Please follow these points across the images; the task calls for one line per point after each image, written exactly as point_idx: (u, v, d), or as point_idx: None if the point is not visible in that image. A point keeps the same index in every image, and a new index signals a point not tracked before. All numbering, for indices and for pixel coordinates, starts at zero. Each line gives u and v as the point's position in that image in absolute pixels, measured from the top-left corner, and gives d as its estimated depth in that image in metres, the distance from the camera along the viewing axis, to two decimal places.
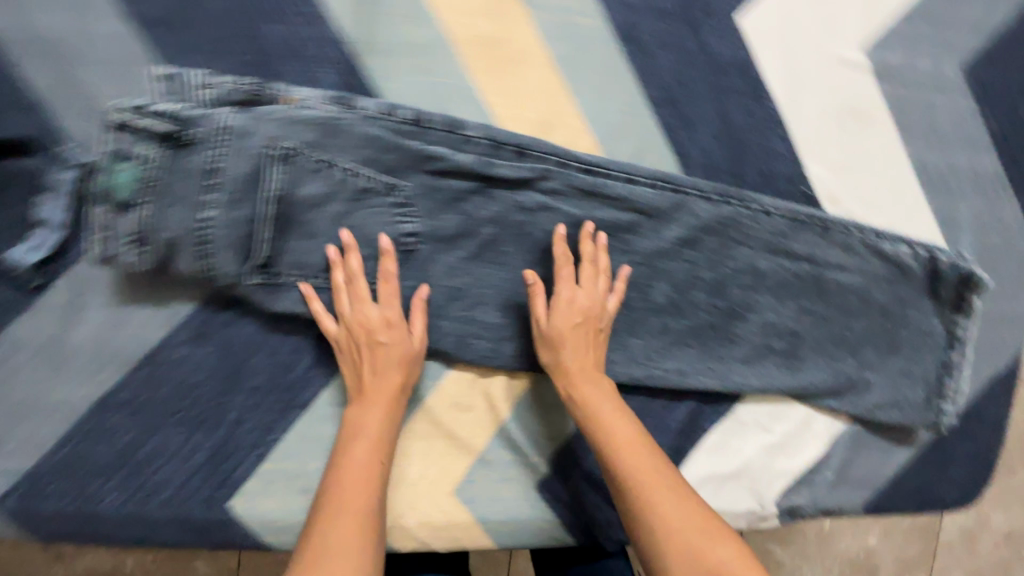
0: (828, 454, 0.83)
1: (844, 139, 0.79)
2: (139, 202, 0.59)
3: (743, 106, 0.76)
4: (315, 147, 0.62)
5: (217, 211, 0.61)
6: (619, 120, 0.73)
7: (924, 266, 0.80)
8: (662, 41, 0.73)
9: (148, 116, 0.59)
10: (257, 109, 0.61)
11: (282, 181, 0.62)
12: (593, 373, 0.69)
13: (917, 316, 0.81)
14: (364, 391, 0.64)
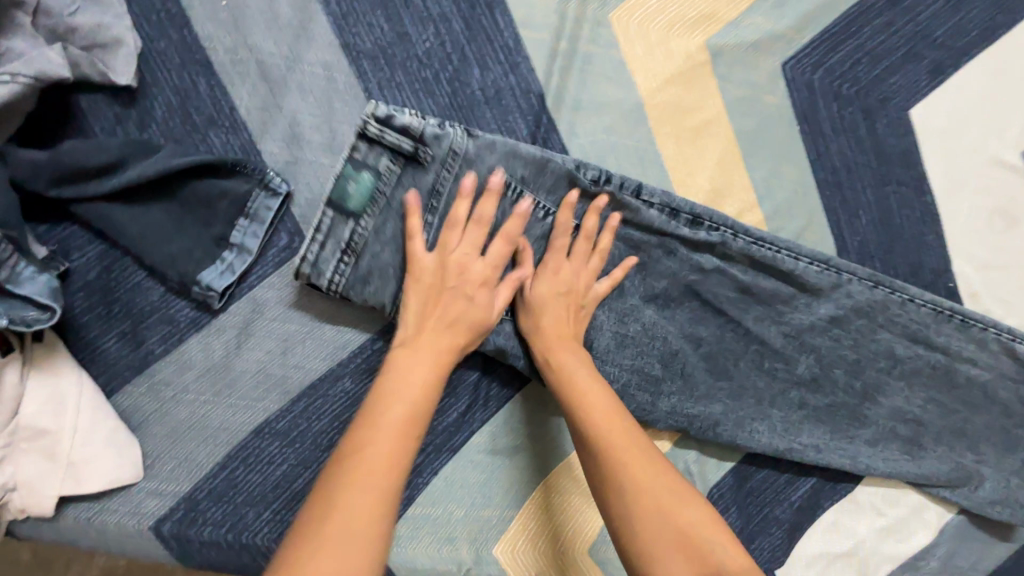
0: (935, 543, 0.84)
1: (991, 237, 0.80)
2: (363, 212, 0.60)
3: (900, 196, 0.77)
4: (525, 183, 0.63)
5: (429, 234, 0.62)
6: (788, 197, 0.74)
7: None
8: (835, 124, 0.74)
9: (389, 131, 0.60)
10: (484, 137, 0.62)
11: (491, 212, 0.63)
12: (573, 342, 0.64)
13: None
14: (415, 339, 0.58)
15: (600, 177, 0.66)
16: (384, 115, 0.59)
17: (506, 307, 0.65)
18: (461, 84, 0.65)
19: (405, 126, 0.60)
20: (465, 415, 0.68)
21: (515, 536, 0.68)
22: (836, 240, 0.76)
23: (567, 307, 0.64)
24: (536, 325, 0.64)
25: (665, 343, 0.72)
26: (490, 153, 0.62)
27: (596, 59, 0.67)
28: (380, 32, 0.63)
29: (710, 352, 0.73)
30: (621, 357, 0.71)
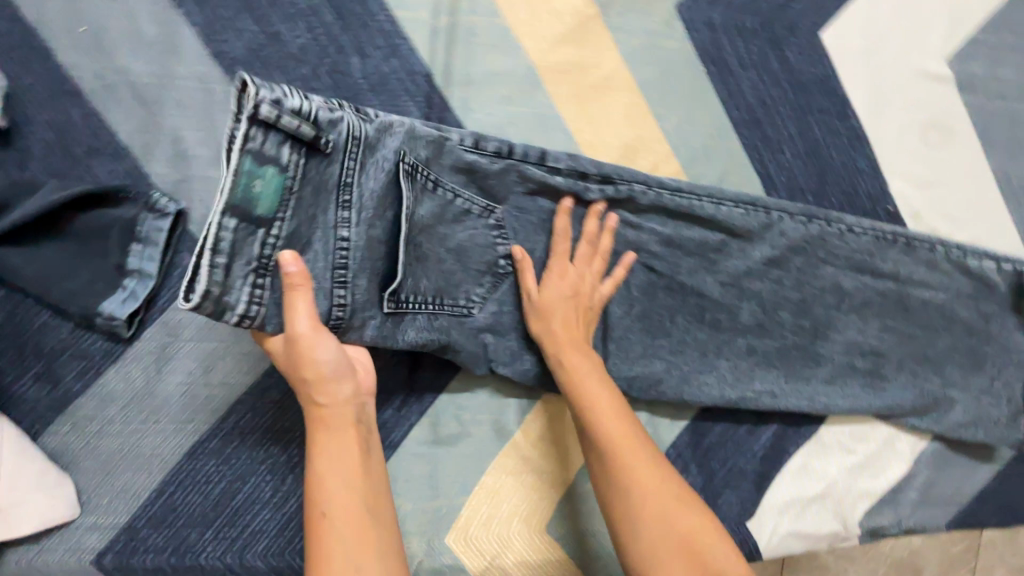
0: (911, 473, 0.82)
1: (928, 154, 0.77)
2: (275, 219, 0.51)
3: (825, 125, 0.74)
4: (428, 166, 0.61)
5: (353, 231, 0.55)
6: (704, 143, 0.72)
7: (1008, 281, 0.78)
8: (744, 60, 0.72)
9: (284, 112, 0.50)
10: (383, 119, 0.57)
11: (409, 199, 0.58)
12: (583, 344, 0.65)
13: (1001, 332, 0.80)
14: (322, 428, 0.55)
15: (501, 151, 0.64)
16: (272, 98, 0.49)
17: (437, 300, 0.62)
18: (342, 76, 0.63)
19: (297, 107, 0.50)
20: (401, 409, 0.68)
21: (466, 525, 0.67)
22: (762, 179, 0.74)
23: (574, 308, 0.66)
24: (551, 333, 0.64)
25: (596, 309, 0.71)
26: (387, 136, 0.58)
27: (480, 30, 0.65)
28: (250, 34, 0.61)
29: (645, 312, 0.72)
30: None
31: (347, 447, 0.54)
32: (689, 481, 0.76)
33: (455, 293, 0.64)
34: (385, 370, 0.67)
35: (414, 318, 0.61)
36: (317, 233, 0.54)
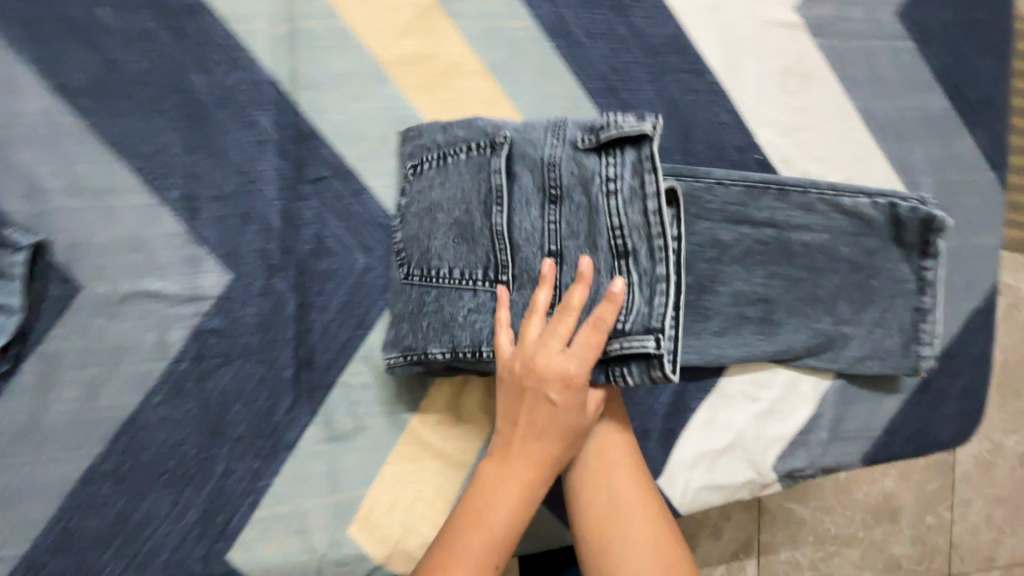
0: (818, 413, 0.84)
1: (790, 100, 0.79)
2: (521, 215, 0.61)
3: (682, 83, 0.76)
4: (458, 154, 0.65)
5: (484, 223, 0.62)
6: (561, 115, 0.73)
7: (886, 215, 0.79)
8: (591, 31, 0.73)
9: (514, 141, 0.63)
10: (475, 125, 0.65)
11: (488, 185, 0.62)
12: (620, 439, 0.68)
13: (886, 266, 0.81)
14: (510, 453, 0.58)
15: (435, 149, 0.66)
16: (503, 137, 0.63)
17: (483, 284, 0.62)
18: (189, 94, 0.65)
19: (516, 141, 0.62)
20: (292, 410, 0.69)
21: (369, 514, 0.69)
22: None
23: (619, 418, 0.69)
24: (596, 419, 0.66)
25: None
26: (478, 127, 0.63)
27: (320, 33, 0.67)
28: (89, 65, 0.63)
29: None
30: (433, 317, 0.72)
31: (513, 484, 0.57)
32: None
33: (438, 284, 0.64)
34: (272, 375, 0.68)
35: (469, 306, 0.62)
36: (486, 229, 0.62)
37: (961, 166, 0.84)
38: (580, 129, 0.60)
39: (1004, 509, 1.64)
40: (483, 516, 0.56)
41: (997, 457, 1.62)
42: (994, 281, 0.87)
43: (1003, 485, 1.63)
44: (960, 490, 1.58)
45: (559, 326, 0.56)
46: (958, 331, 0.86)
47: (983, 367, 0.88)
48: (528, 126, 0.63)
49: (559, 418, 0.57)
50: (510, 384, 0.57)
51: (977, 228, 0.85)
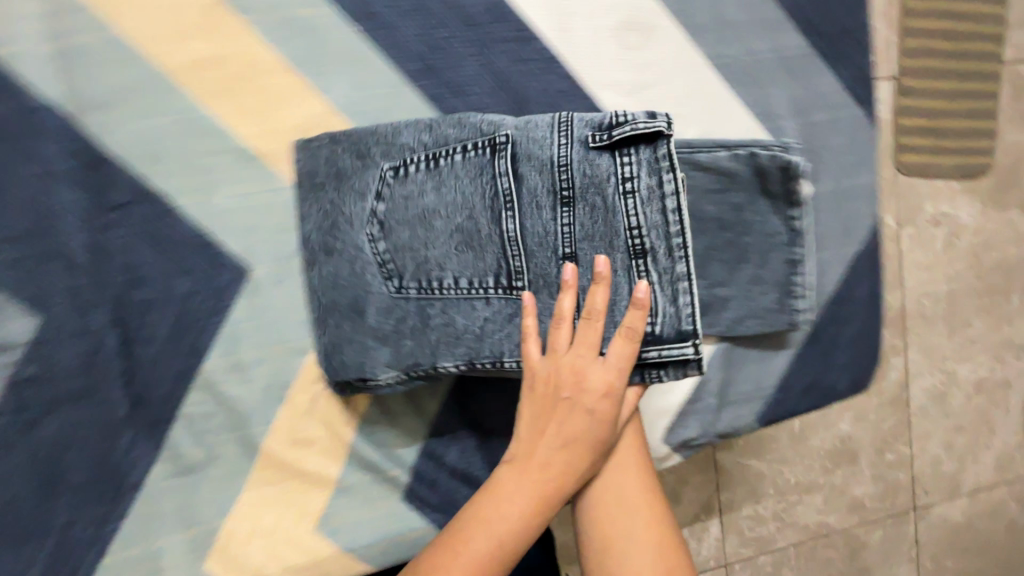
0: (704, 379, 0.81)
1: (631, 57, 0.74)
2: (520, 236, 0.60)
3: (510, 53, 0.71)
4: (450, 163, 0.62)
5: (455, 253, 0.62)
6: (379, 104, 0.68)
7: (748, 165, 0.74)
8: (400, 9, 0.68)
9: (524, 146, 0.60)
10: (436, 130, 0.62)
11: (489, 186, 0.60)
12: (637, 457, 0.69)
13: (756, 220, 0.76)
14: (528, 459, 0.60)
15: (410, 159, 0.63)
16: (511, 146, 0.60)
17: (496, 289, 0.62)
18: None
19: (527, 150, 0.60)
20: (133, 449, 0.66)
21: (226, 543, 0.68)
22: None
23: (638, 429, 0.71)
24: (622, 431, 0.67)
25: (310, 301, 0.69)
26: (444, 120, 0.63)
27: (93, 48, 0.62)
28: None
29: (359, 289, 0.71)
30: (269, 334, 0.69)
31: (521, 492, 0.59)
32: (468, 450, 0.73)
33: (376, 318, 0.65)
34: (103, 415, 0.65)
35: (489, 312, 0.62)
36: (512, 238, 0.60)
37: (826, 106, 0.79)
38: (596, 126, 0.58)
39: (970, 437, 1.56)
40: (468, 530, 0.58)
41: (957, 388, 1.53)
42: (874, 221, 0.84)
43: (965, 415, 1.55)
44: (919, 425, 1.51)
45: (576, 341, 0.58)
46: (845, 277, 0.83)
47: (873, 311, 0.86)
48: (530, 125, 0.61)
49: (587, 432, 0.60)
50: (539, 397, 0.60)
51: (851, 169, 0.81)
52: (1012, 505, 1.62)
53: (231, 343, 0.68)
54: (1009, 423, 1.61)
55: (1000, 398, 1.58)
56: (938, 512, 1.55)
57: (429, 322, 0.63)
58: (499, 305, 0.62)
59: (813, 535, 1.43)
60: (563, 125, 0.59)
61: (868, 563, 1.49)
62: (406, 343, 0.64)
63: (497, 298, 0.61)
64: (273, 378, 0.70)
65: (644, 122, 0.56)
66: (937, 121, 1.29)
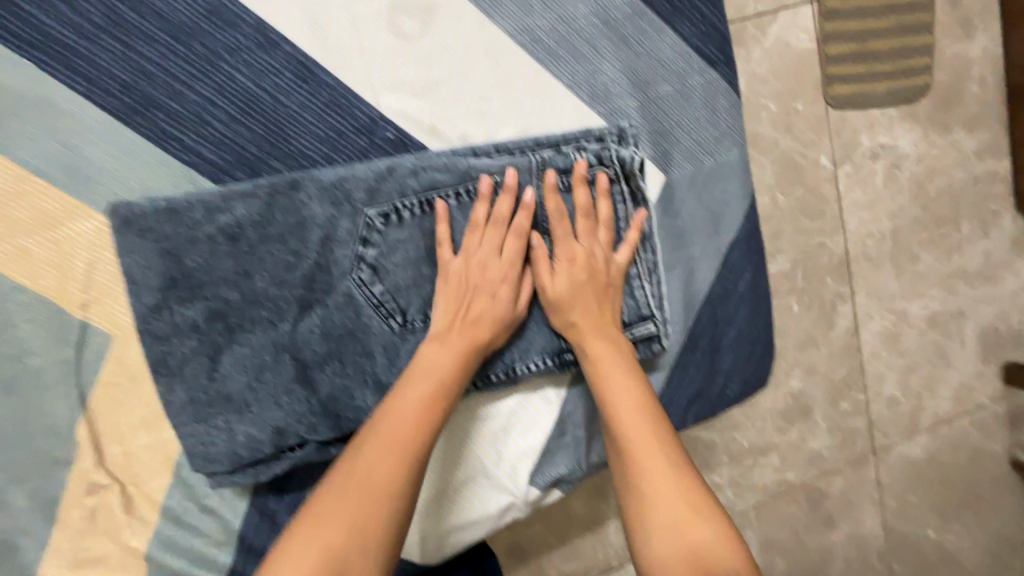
0: (568, 410, 0.71)
1: (412, 47, 0.59)
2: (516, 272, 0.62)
3: (251, 65, 0.56)
4: (502, 195, 0.61)
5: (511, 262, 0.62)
6: (88, 155, 0.54)
7: (562, 169, 0.63)
8: (86, 27, 0.53)
9: (558, 161, 0.63)
10: (433, 159, 0.60)
11: (504, 214, 0.61)
12: (609, 331, 0.63)
13: (584, 233, 0.63)
14: (448, 329, 0.59)
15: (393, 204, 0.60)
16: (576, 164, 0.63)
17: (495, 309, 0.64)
18: None
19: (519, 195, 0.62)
20: None
21: None
22: (200, 169, 0.57)
23: (592, 296, 0.62)
24: (563, 317, 0.63)
25: (59, 403, 0.57)
26: (408, 161, 0.60)
27: None
28: None
29: (120, 380, 0.58)
30: (13, 451, 0.57)
31: (430, 370, 0.57)
32: None
33: (350, 390, 0.60)
34: None
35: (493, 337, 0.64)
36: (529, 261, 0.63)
37: (671, 75, 0.66)
38: (564, 169, 0.62)
39: (925, 375, 1.37)
40: (391, 403, 0.55)
41: (908, 326, 1.34)
42: (749, 203, 0.71)
43: (918, 354, 1.36)
44: (871, 370, 1.33)
45: (503, 238, 0.61)
46: (720, 271, 0.72)
47: (760, 302, 0.74)
48: (512, 168, 0.62)
49: (486, 314, 0.60)
50: (449, 280, 0.60)
51: (712, 145, 0.68)
52: (977, 435, 1.44)
53: None
54: (969, 356, 1.40)
55: (957, 329, 1.38)
56: (899, 451, 1.38)
57: None
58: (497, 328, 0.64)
59: (774, 494, 1.28)
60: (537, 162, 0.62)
61: (830, 511, 1.33)
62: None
63: None
64: (33, 500, 0.58)
65: (602, 165, 0.63)
66: (869, 44, 1.14)
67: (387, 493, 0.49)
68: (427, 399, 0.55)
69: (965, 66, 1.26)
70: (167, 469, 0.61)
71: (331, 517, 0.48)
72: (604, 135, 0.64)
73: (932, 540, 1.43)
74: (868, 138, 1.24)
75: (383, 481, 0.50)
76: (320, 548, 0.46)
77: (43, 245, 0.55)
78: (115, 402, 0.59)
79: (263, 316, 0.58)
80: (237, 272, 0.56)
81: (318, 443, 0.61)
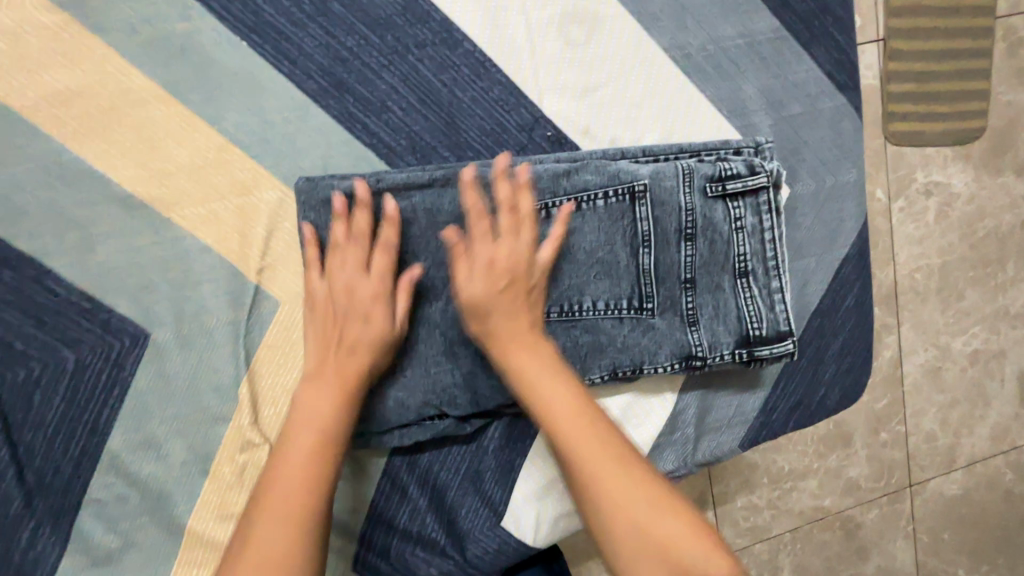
0: (681, 409, 0.74)
1: (577, 54, 0.64)
2: (652, 273, 0.64)
3: (435, 60, 0.61)
4: (648, 199, 0.63)
5: (650, 263, 0.64)
6: (282, 131, 0.58)
7: (707, 179, 0.64)
8: (297, 14, 0.57)
9: (703, 172, 0.64)
10: (585, 160, 0.64)
11: (647, 217, 0.63)
12: (532, 338, 0.56)
13: (721, 241, 0.66)
14: (322, 364, 0.54)
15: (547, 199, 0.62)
16: (722, 175, 0.65)
17: (630, 308, 0.65)
18: None
19: (665, 200, 0.64)
20: (39, 541, 0.58)
21: None
22: (378, 152, 0.61)
23: (517, 301, 0.56)
24: (478, 320, 0.55)
25: (226, 360, 0.61)
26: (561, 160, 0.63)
27: None
28: None
29: (281, 344, 0.62)
30: (181, 402, 0.60)
31: (325, 391, 0.53)
32: (421, 506, 0.67)
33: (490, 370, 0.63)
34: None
35: (625, 332, 0.65)
36: (667, 264, 0.65)
37: (803, 97, 0.70)
38: (709, 177, 0.64)
39: (965, 411, 1.40)
40: (284, 448, 0.50)
41: (950, 362, 1.37)
42: (862, 222, 0.75)
43: (959, 389, 1.38)
44: (913, 402, 1.35)
45: (348, 269, 0.55)
46: (830, 285, 0.75)
47: (865, 319, 0.77)
48: (660, 173, 0.64)
49: (362, 337, 0.54)
50: (325, 341, 0.55)
51: (834, 166, 0.73)
52: (1011, 476, 1.45)
53: (136, 418, 0.59)
54: (1010, 396, 1.42)
55: (997, 369, 1.40)
56: (935, 486, 1.40)
57: (580, 342, 0.64)
58: (628, 325, 0.65)
59: (811, 519, 1.30)
60: (685, 170, 0.64)
61: (865, 541, 1.34)
62: (568, 366, 0.64)
63: (631, 319, 0.65)
64: (191, 451, 0.61)
65: (750, 177, 0.65)
66: (931, 84, 1.18)
67: (303, 522, 0.47)
68: (292, 513, 0.47)
69: (1019, 114, 1.32)
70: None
71: (259, 549, 0.45)
72: (745, 148, 0.67)
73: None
74: (923, 175, 1.29)
75: (292, 516, 0.47)
76: (278, 537, 0.46)
77: (231, 211, 0.59)
78: (276, 365, 0.62)
79: (422, 292, 0.62)
80: (407, 252, 0.60)
81: (457, 419, 0.65)
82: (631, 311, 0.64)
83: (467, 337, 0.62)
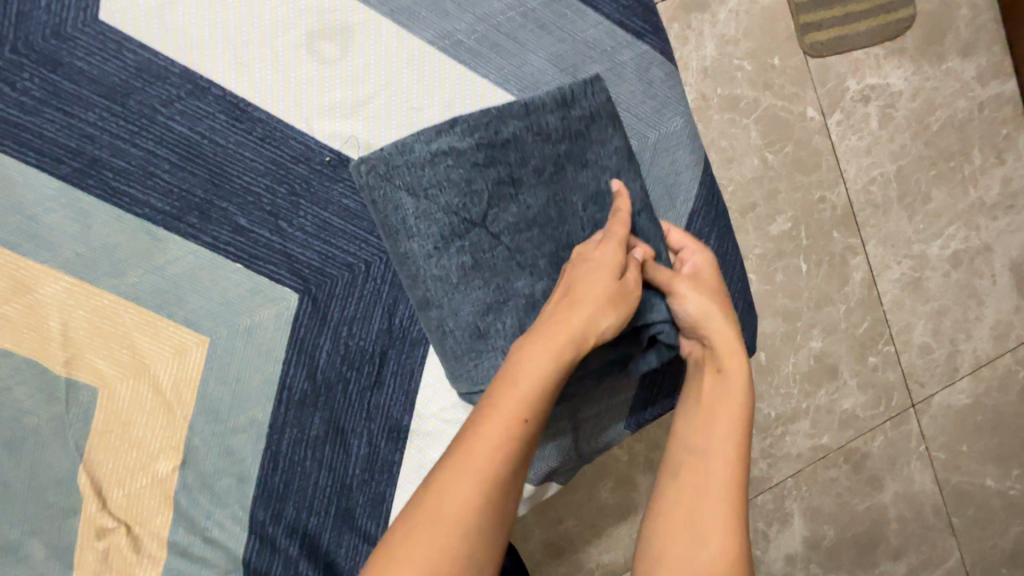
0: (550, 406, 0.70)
1: (336, 70, 0.61)
2: (493, 261, 0.61)
3: (186, 114, 0.59)
4: (484, 179, 0.61)
5: (490, 250, 0.61)
6: (50, 222, 0.58)
7: (535, 160, 0.62)
8: (35, 104, 0.57)
9: (532, 150, 0.62)
10: (418, 141, 0.60)
11: (482, 209, 0.61)
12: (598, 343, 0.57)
13: (558, 227, 0.63)
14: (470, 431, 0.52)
15: (366, 222, 0.64)
16: (547, 157, 0.62)
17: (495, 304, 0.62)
18: None
19: (500, 181, 0.61)
20: None
21: None
22: (153, 220, 0.60)
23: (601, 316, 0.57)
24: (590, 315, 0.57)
25: (61, 455, 0.61)
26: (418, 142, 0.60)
27: None
28: None
29: (109, 429, 0.62)
30: (23, 504, 0.60)
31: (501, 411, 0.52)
32: (297, 555, 0.66)
33: (346, 399, 0.66)
34: None
35: (479, 326, 0.62)
36: (510, 254, 0.62)
37: (599, 54, 0.66)
38: (537, 162, 0.62)
39: (957, 317, 1.25)
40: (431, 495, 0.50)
41: (930, 269, 1.24)
42: (702, 169, 0.71)
43: (946, 295, 1.24)
44: (897, 320, 1.22)
45: (602, 274, 0.57)
46: None
47: (731, 269, 0.73)
48: (492, 151, 0.61)
49: (529, 365, 0.54)
50: (545, 343, 0.54)
51: (654, 118, 0.68)
52: None
53: None
54: (1006, 293, 1.28)
55: (985, 265, 1.26)
56: (940, 401, 1.25)
57: (444, 333, 0.62)
58: (477, 322, 0.61)
59: (811, 461, 1.18)
60: (508, 158, 0.61)
61: (875, 469, 1.21)
62: (444, 319, 0.62)
63: (480, 319, 0.61)
64: (48, 549, 0.61)
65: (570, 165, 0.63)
66: None
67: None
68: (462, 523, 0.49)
69: None
70: (169, 508, 0.63)
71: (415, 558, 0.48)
72: (606, 139, 0.64)
73: (992, 490, 1.27)
74: (855, 82, 1.19)
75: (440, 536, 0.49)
76: (429, 557, 0.48)
77: (19, 311, 0.59)
78: (111, 450, 0.62)
79: (256, 345, 0.64)
80: (237, 292, 0.63)
81: (322, 457, 0.66)
82: (479, 310, 0.61)
83: (317, 370, 0.65)
